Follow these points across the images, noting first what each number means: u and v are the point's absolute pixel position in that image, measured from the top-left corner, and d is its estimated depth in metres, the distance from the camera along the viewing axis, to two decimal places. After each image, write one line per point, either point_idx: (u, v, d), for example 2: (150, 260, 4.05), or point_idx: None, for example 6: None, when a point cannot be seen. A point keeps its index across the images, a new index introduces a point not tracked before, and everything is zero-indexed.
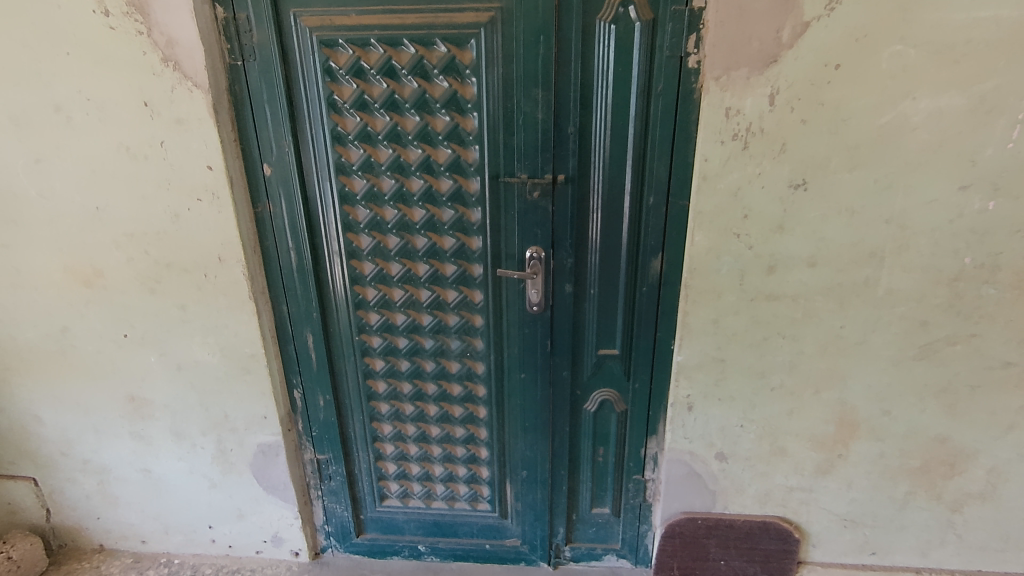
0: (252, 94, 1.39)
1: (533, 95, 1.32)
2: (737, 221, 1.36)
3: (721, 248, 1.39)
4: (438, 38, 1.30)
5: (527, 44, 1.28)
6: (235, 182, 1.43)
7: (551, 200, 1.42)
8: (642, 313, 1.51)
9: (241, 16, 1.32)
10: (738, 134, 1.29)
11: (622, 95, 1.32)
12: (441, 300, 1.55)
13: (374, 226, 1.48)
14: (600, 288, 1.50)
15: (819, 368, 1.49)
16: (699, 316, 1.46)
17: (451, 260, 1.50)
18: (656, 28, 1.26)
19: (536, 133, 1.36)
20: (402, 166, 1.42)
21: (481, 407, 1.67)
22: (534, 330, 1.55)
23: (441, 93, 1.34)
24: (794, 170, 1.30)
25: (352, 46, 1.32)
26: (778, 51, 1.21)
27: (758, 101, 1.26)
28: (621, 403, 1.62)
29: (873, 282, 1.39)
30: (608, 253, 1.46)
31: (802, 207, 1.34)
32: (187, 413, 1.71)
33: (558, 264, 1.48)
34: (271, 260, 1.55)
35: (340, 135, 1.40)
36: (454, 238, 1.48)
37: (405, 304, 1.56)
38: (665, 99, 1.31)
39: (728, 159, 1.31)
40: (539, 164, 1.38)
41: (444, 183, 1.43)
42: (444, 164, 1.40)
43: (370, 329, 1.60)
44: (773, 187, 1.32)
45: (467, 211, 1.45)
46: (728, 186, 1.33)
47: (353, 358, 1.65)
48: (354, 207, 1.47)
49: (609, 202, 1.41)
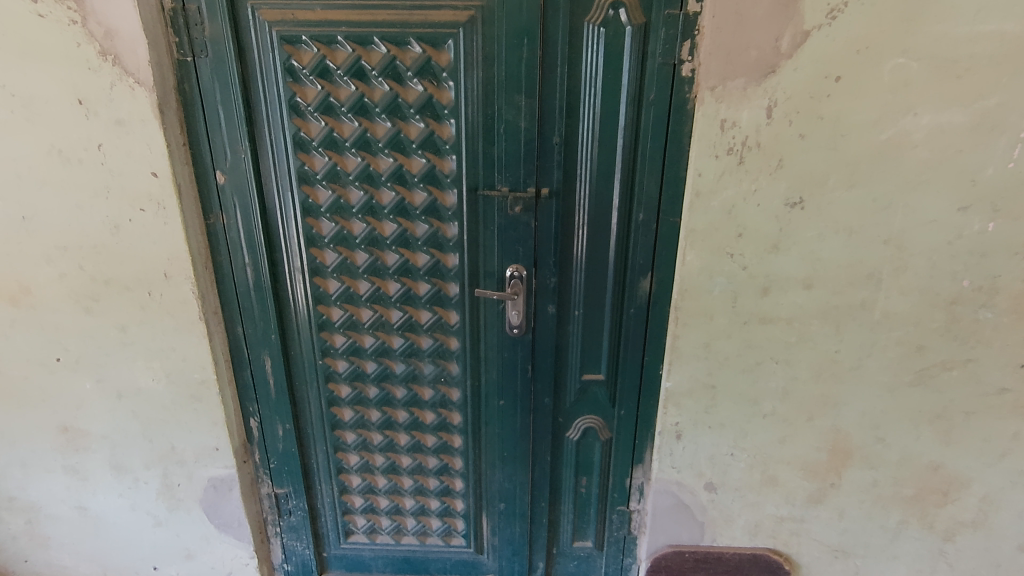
0: (203, 94, 1.25)
1: (516, 102, 1.22)
2: (731, 240, 1.28)
3: (714, 268, 1.31)
4: (412, 37, 1.19)
5: (509, 46, 1.18)
6: (183, 191, 1.29)
7: (533, 215, 1.31)
8: (629, 336, 1.42)
9: (191, 7, 1.18)
10: (733, 148, 1.21)
11: (611, 104, 1.22)
12: (413, 321, 1.43)
13: (340, 241, 1.36)
14: (585, 309, 1.41)
15: (812, 394, 1.42)
16: (689, 340, 1.38)
17: (424, 279, 1.39)
18: (648, 33, 1.17)
19: (518, 143, 1.25)
20: (372, 176, 1.30)
21: (456, 436, 1.55)
22: (514, 354, 1.45)
23: (415, 98, 1.23)
24: (791, 188, 1.23)
25: (316, 44, 1.20)
26: (777, 60, 1.14)
27: (756, 114, 1.18)
28: (606, 430, 1.53)
29: (870, 305, 1.33)
30: (594, 273, 1.37)
31: (799, 226, 1.26)
32: (129, 445, 1.54)
33: (540, 283, 1.38)
34: (224, 277, 1.40)
35: (303, 141, 1.28)
36: (429, 254, 1.36)
37: (374, 325, 1.44)
38: (656, 109, 1.22)
39: (723, 174, 1.23)
40: (521, 176, 1.28)
41: (417, 195, 1.31)
42: (418, 174, 1.29)
43: (335, 352, 1.47)
44: (768, 204, 1.25)
45: (443, 225, 1.34)
46: (722, 204, 1.25)
47: (315, 383, 1.51)
48: (318, 219, 1.35)
49: (595, 218, 1.32)
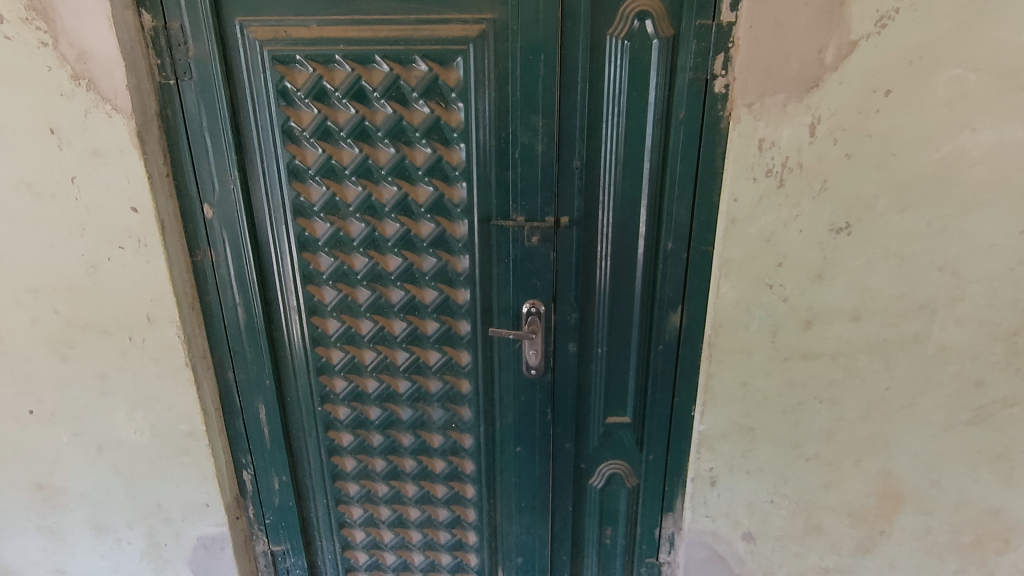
0: (189, 121, 1.14)
1: (532, 123, 1.12)
2: (771, 269, 1.16)
3: (751, 301, 1.19)
4: (418, 55, 1.08)
5: (524, 62, 1.08)
6: (167, 227, 1.17)
7: (552, 246, 1.20)
8: (657, 375, 1.30)
9: (174, 25, 1.08)
10: (773, 170, 1.10)
11: (637, 124, 1.12)
12: (421, 362, 1.31)
13: (340, 277, 1.24)
14: (609, 346, 1.28)
15: (860, 435, 1.29)
16: (724, 378, 1.26)
17: (433, 317, 1.27)
18: (677, 46, 1.07)
19: (535, 168, 1.14)
20: (374, 206, 1.18)
21: (469, 485, 1.42)
22: (532, 397, 1.32)
23: (421, 120, 1.12)
24: (836, 211, 1.12)
25: (313, 63, 1.09)
26: (820, 73, 1.03)
27: (797, 132, 1.07)
28: (633, 477, 1.40)
29: (923, 338, 1.19)
30: (618, 307, 1.25)
31: (845, 253, 1.14)
32: (110, 503, 1.40)
33: (560, 319, 1.26)
34: (213, 319, 1.28)
35: (298, 170, 1.16)
36: (438, 290, 1.24)
37: (378, 367, 1.31)
38: (686, 128, 1.11)
39: (761, 198, 1.12)
40: (538, 204, 1.17)
41: (424, 226, 1.20)
42: (424, 204, 1.17)
43: (336, 398, 1.35)
44: (812, 230, 1.13)
45: (452, 258, 1.22)
46: (760, 231, 1.14)
47: (314, 431, 1.38)
48: (316, 254, 1.23)
49: (619, 248, 1.20)
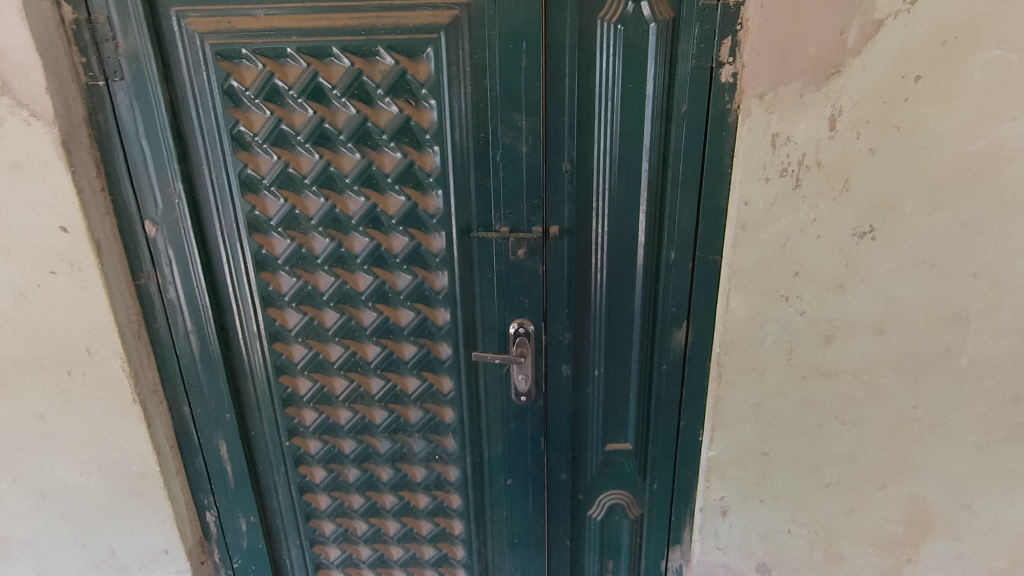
0: (122, 127, 1.00)
1: (515, 121, 0.98)
2: (786, 279, 1.04)
3: (765, 315, 1.07)
4: (382, 46, 0.94)
5: (504, 52, 0.95)
6: (103, 247, 1.03)
7: (541, 259, 1.06)
8: (661, 397, 1.18)
9: (100, 17, 0.93)
10: (788, 169, 0.97)
11: (633, 121, 0.98)
12: (399, 390, 1.18)
13: (304, 298, 1.11)
14: (607, 368, 1.16)
15: (886, 458, 1.16)
16: (735, 400, 1.14)
17: (410, 340, 1.14)
18: (677, 30, 0.94)
19: (519, 173, 1.01)
20: (339, 219, 1.05)
21: (456, 521, 1.30)
22: (522, 425, 1.20)
23: (389, 121, 0.98)
24: (859, 214, 0.99)
25: (261, 58, 0.95)
26: (842, 57, 0.90)
27: (816, 125, 0.94)
28: (636, 507, 1.28)
29: (955, 351, 1.06)
30: (617, 324, 1.12)
31: (869, 260, 1.02)
32: (58, 552, 1.26)
33: (551, 339, 1.13)
34: (163, 348, 1.14)
35: (251, 180, 1.02)
36: (414, 310, 1.11)
37: (351, 397, 1.18)
38: (690, 123, 0.99)
39: (775, 201, 0.99)
40: (524, 213, 1.04)
41: (397, 240, 1.06)
42: (396, 215, 1.04)
43: (305, 431, 1.21)
44: (832, 236, 1.01)
45: (430, 276, 1.09)
46: (774, 237, 1.01)
47: (282, 468, 1.25)
48: (276, 274, 1.09)
49: (616, 259, 1.07)
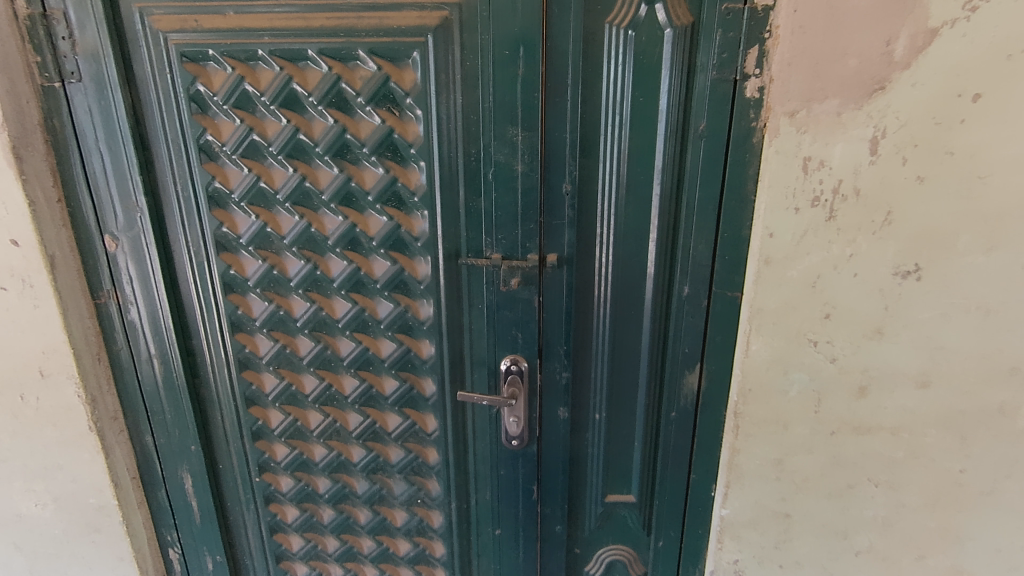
0: (80, 133, 0.91)
1: (509, 135, 0.88)
2: (815, 322, 0.91)
3: (789, 361, 0.94)
4: (363, 50, 0.84)
5: (498, 59, 0.84)
6: (58, 263, 0.94)
7: (537, 290, 0.95)
8: (670, 447, 1.05)
9: (56, 13, 0.86)
10: (821, 198, 0.84)
11: (644, 138, 0.87)
12: (378, 428, 1.07)
13: (276, 325, 1.01)
14: (609, 411, 1.04)
15: (926, 527, 1.01)
16: (753, 454, 1.01)
17: (391, 373, 1.03)
18: (696, 38, 0.83)
19: (513, 194, 0.90)
20: (315, 239, 0.95)
21: (439, 570, 1.18)
22: (514, 471, 1.08)
23: (370, 133, 0.89)
24: (902, 251, 0.86)
25: (230, 61, 0.86)
26: (887, 72, 0.78)
27: (854, 148, 0.81)
28: (639, 564, 1.15)
29: (1011, 411, 0.92)
30: (621, 364, 1.00)
31: (912, 303, 0.89)
32: None
33: (547, 378, 1.01)
34: (124, 373, 1.05)
35: (219, 194, 0.93)
36: (396, 341, 1.00)
37: (326, 433, 1.08)
38: (709, 143, 0.87)
39: (805, 234, 0.86)
40: (519, 238, 0.93)
41: (377, 264, 0.96)
42: (376, 237, 0.94)
43: (277, 467, 1.11)
44: (869, 275, 0.88)
45: (413, 304, 0.98)
46: (803, 274, 0.88)
47: (252, 505, 1.15)
48: (246, 297, 1.00)
49: (621, 292, 0.96)
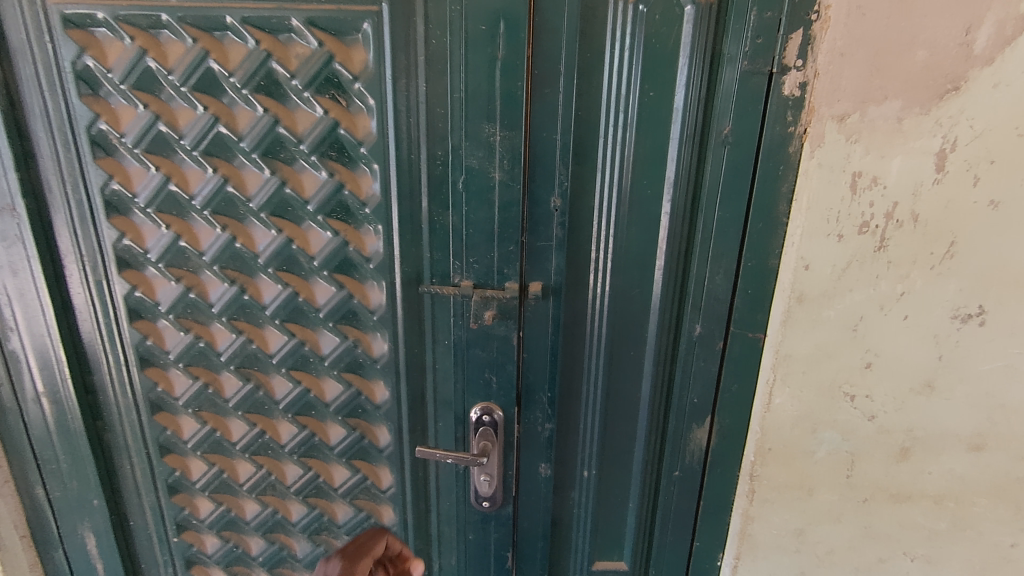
0: None
1: (486, 135, 0.70)
2: (853, 372, 0.75)
3: (820, 418, 0.77)
4: (299, 20, 0.66)
5: (473, 37, 0.66)
6: None
7: (516, 325, 0.78)
8: (671, 510, 0.88)
9: None
10: (869, 224, 0.67)
11: (654, 143, 0.70)
12: (322, 482, 0.88)
13: (196, 359, 0.82)
14: (600, 468, 0.86)
15: None
16: (770, 523, 0.84)
17: (338, 420, 0.85)
18: (722, 19, 0.66)
19: (488, 208, 0.73)
20: (242, 257, 0.77)
21: None
22: (484, 534, 0.90)
23: (309, 127, 0.70)
24: (964, 289, 0.70)
25: (128, 28, 0.67)
26: (964, 68, 0.61)
27: (915, 163, 0.65)
28: None
29: None
30: (616, 414, 0.83)
31: (972, 353, 0.73)
32: None
33: (526, 430, 0.84)
34: (7, 413, 0.85)
35: (119, 198, 0.75)
36: (343, 382, 0.82)
37: (258, 487, 0.90)
38: (734, 151, 0.69)
39: (848, 267, 0.70)
40: (495, 263, 0.75)
41: (319, 289, 0.78)
42: (318, 257, 0.76)
43: (200, 525, 0.93)
44: (922, 318, 0.72)
45: (365, 338, 0.80)
46: (842, 315, 0.72)
47: (170, 568, 0.96)
48: (157, 324, 0.81)
49: (618, 329, 0.78)
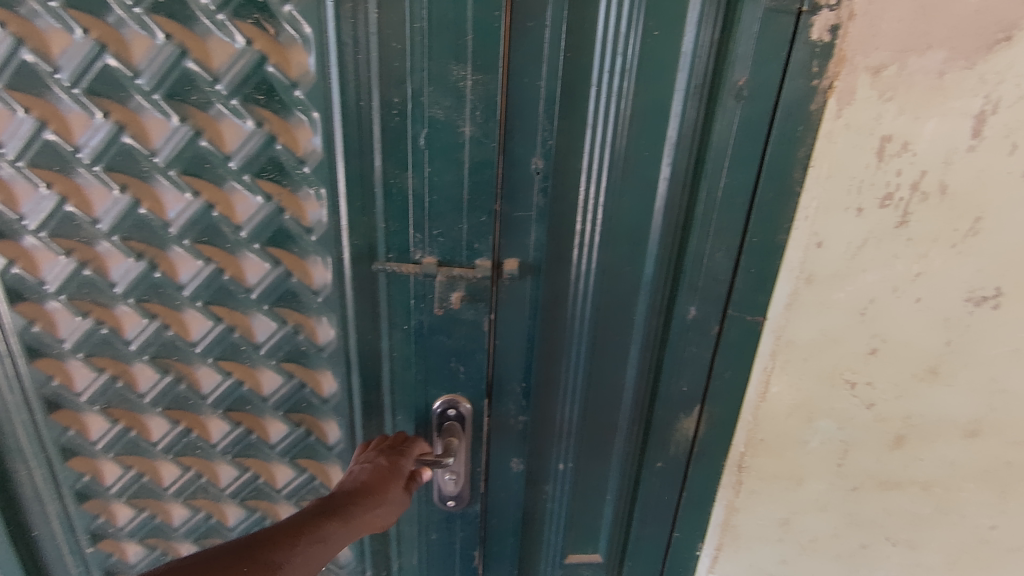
0: None
1: (452, 79, 0.57)
2: (857, 359, 0.66)
3: (818, 408, 0.70)
4: None
5: None
6: None
7: (488, 308, 0.67)
8: (652, 502, 0.82)
9: None
10: (892, 196, 0.58)
11: (656, 96, 0.59)
12: (262, 484, 0.77)
13: (100, 348, 0.68)
14: (578, 460, 0.79)
15: None
16: (754, 515, 0.78)
17: (280, 416, 0.73)
18: None
19: (457, 169, 0.61)
20: (148, 225, 0.62)
21: None
22: (450, 535, 0.82)
23: (227, 63, 0.56)
24: (983, 270, 0.61)
25: None
26: (1017, 15, 0.51)
27: (950, 127, 0.55)
28: None
29: None
30: (596, 403, 0.75)
31: (983, 338, 0.64)
32: None
33: (497, 421, 0.74)
34: None
35: None
36: (284, 373, 0.70)
37: (186, 491, 0.78)
38: (748, 109, 0.59)
39: (864, 245, 0.60)
40: (464, 237, 0.64)
41: (250, 265, 0.64)
42: (247, 226, 0.62)
43: (119, 533, 0.80)
44: (936, 302, 0.63)
45: (309, 324, 0.68)
46: (852, 298, 0.63)
47: None
48: (44, 306, 0.66)
49: (603, 311, 0.69)
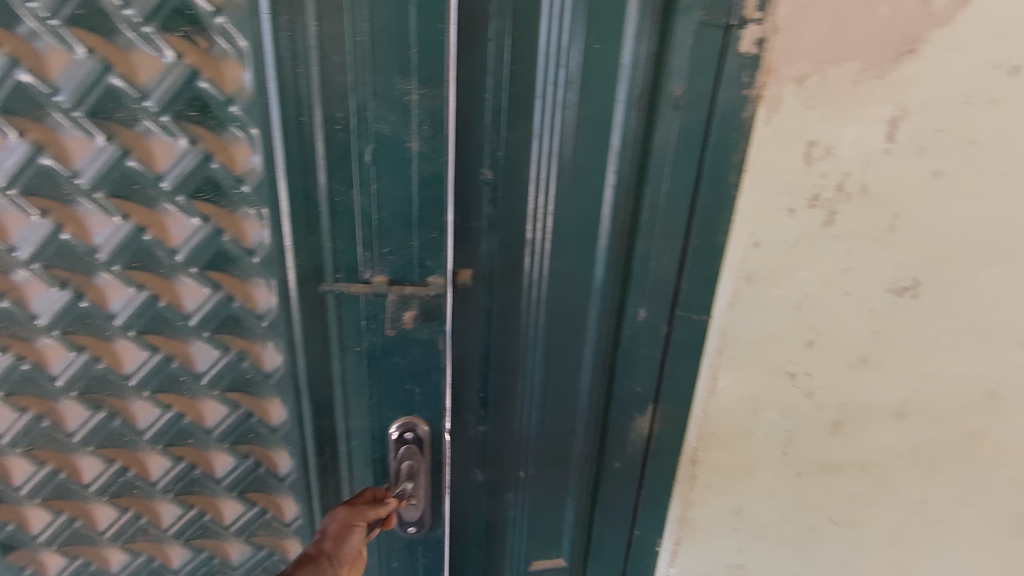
0: None
1: (396, 92, 0.56)
2: (795, 352, 0.70)
3: (762, 400, 0.73)
4: None
5: None
6: None
7: (442, 325, 0.66)
8: (611, 502, 0.83)
9: None
10: (819, 197, 0.62)
11: (599, 106, 0.60)
12: (209, 522, 0.73)
13: (23, 385, 0.63)
14: (537, 467, 0.79)
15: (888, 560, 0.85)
16: (710, 506, 0.81)
17: (225, 447, 0.70)
18: None
19: (405, 185, 0.60)
20: (73, 252, 0.58)
21: None
22: (413, 561, 0.79)
23: (156, 78, 0.53)
24: (903, 263, 0.66)
25: None
26: (920, 28, 0.56)
27: (867, 132, 0.60)
28: None
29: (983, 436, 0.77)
30: (553, 410, 0.75)
31: (906, 325, 0.69)
32: None
33: (457, 434, 0.74)
34: None
35: None
36: (228, 403, 0.67)
37: (124, 534, 0.73)
38: (685, 117, 0.62)
39: (796, 244, 0.65)
40: (415, 252, 0.62)
41: (187, 291, 0.61)
42: (183, 249, 0.60)
43: None
44: (863, 295, 0.67)
45: (254, 349, 0.65)
46: (788, 294, 0.67)
47: None
48: None
49: (556, 318, 0.70)
